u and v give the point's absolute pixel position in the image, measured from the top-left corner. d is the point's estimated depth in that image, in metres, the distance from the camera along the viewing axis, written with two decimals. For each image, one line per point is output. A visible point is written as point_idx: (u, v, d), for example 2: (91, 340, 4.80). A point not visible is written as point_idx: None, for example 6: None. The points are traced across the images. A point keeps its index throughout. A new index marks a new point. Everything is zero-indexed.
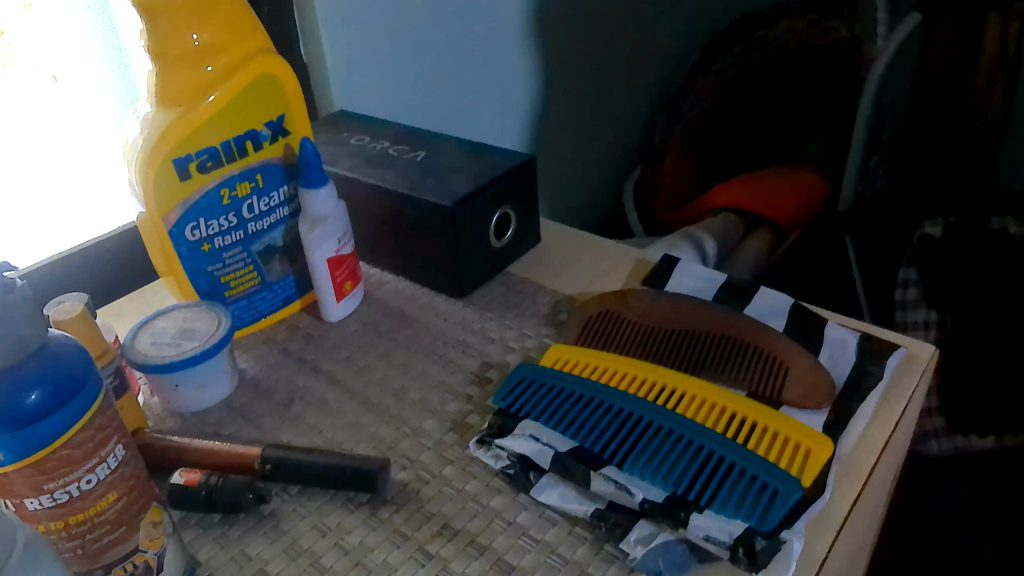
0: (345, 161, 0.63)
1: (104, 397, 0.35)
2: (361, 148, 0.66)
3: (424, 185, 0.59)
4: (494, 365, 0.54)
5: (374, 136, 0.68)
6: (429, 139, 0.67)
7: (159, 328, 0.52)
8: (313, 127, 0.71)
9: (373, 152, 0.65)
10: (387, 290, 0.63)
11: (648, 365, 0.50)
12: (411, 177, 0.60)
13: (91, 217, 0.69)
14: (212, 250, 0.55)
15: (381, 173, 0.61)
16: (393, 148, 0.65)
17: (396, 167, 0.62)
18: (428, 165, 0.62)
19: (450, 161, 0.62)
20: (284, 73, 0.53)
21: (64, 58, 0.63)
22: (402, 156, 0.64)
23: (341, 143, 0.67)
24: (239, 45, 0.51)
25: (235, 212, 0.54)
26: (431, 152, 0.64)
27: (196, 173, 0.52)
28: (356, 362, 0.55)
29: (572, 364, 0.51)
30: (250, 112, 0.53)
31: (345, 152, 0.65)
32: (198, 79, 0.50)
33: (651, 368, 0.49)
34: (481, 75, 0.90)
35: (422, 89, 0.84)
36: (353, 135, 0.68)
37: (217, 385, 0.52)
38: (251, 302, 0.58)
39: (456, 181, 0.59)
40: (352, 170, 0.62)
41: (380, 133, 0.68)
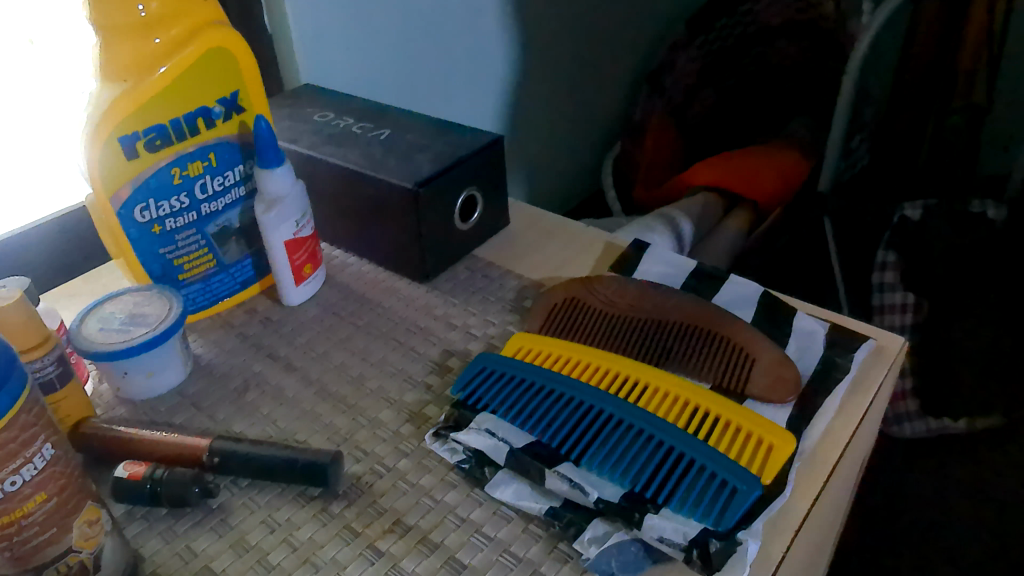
0: (307, 139, 0.61)
1: (30, 393, 0.33)
2: (324, 125, 0.63)
3: (387, 165, 0.57)
4: (456, 353, 0.52)
5: (338, 112, 0.66)
6: (396, 116, 0.65)
7: (108, 313, 0.50)
8: (275, 101, 0.69)
9: (336, 129, 0.63)
10: (350, 272, 0.61)
11: (611, 355, 0.49)
12: (373, 156, 0.58)
13: (26, 203, 0.64)
14: (164, 232, 0.53)
15: (344, 152, 0.59)
16: (357, 126, 0.63)
17: (359, 145, 0.60)
18: (392, 144, 0.60)
19: (415, 140, 0.60)
20: (239, 47, 0.51)
21: (42, 20, 0.60)
22: (365, 133, 0.62)
23: (304, 119, 0.65)
24: (189, 16, 0.48)
25: (187, 192, 0.52)
26: (396, 130, 0.62)
27: (144, 152, 0.49)
28: (314, 348, 0.54)
29: (534, 353, 0.50)
30: (202, 88, 0.50)
31: (307, 129, 0.63)
32: (145, 52, 0.47)
33: (615, 358, 0.48)
34: (455, 48, 0.88)
35: (393, 61, 0.81)
36: (316, 110, 0.66)
37: (168, 371, 0.51)
38: (206, 285, 0.56)
39: (419, 161, 0.57)
40: (313, 148, 0.60)
41: (345, 109, 0.66)
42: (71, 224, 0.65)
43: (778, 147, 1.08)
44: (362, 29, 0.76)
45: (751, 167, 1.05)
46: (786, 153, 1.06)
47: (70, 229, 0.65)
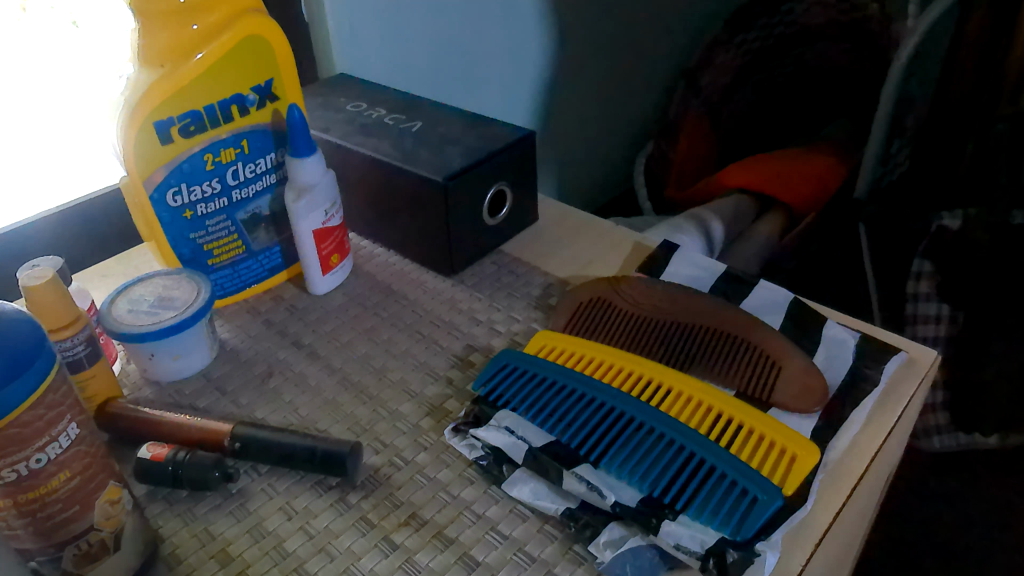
0: (339, 128, 0.61)
1: (58, 372, 0.34)
2: (356, 115, 0.64)
3: (418, 158, 0.57)
4: (479, 349, 0.52)
5: (371, 103, 0.66)
6: (428, 109, 0.65)
7: (138, 295, 0.51)
8: (308, 90, 0.69)
9: (368, 120, 0.63)
10: (377, 263, 0.61)
11: (635, 356, 0.48)
12: (404, 148, 0.58)
13: (47, 189, 0.65)
14: (194, 217, 0.53)
15: (375, 143, 0.59)
16: (388, 117, 0.63)
17: (391, 137, 0.60)
18: (423, 136, 0.60)
19: (447, 134, 0.60)
20: (275, 36, 0.51)
21: (87, 3, 0.61)
22: (397, 125, 0.62)
23: (337, 108, 0.65)
24: (227, 4, 0.49)
25: (219, 178, 0.52)
26: (428, 122, 0.62)
27: (178, 137, 0.50)
28: (338, 337, 0.54)
29: (558, 352, 0.50)
30: (237, 75, 0.51)
31: (338, 118, 0.63)
32: (184, 38, 0.48)
33: (639, 361, 0.48)
34: (489, 42, 0.87)
35: (428, 55, 0.81)
36: (349, 101, 0.66)
37: (195, 355, 0.51)
38: (235, 271, 0.57)
39: (450, 155, 0.57)
40: (345, 138, 0.60)
41: (377, 100, 0.66)
42: (105, 206, 0.66)
43: (816, 150, 1.06)
44: (397, 20, 0.76)
45: (787, 170, 1.03)
46: (822, 157, 1.04)
47: (96, 212, 0.65)
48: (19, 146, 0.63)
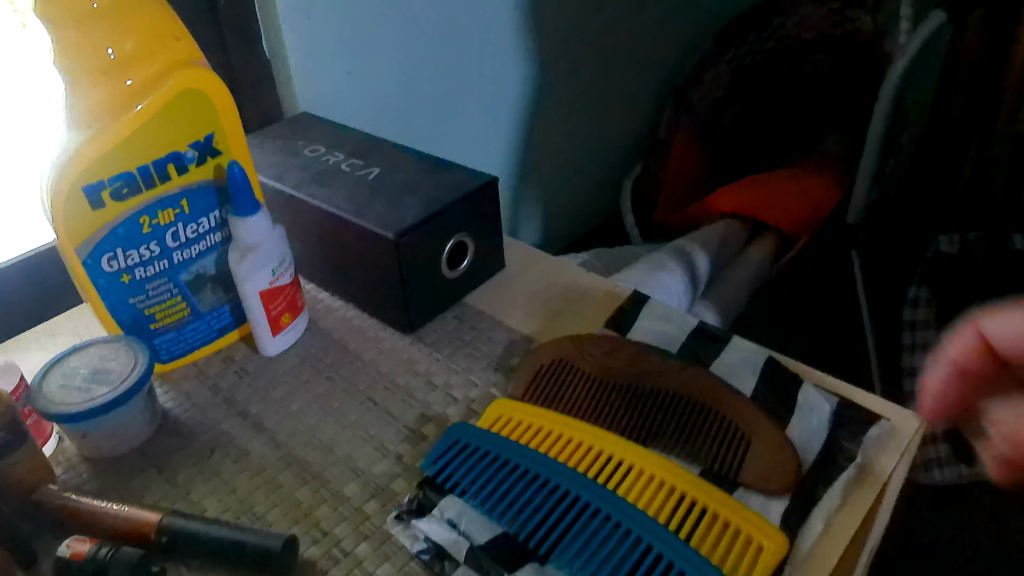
0: (293, 176, 0.59)
1: None
2: (313, 160, 0.61)
3: (371, 210, 0.54)
4: (432, 419, 0.49)
5: (329, 146, 0.63)
6: (388, 152, 0.62)
7: (71, 368, 0.48)
8: (266, 132, 0.66)
9: (324, 166, 0.60)
10: (334, 318, 0.59)
11: (595, 429, 0.46)
12: (357, 199, 0.55)
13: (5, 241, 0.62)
14: (133, 281, 0.50)
15: (328, 192, 0.56)
16: (346, 162, 0.60)
17: (345, 186, 0.57)
18: (380, 184, 0.57)
19: (406, 181, 0.57)
20: (215, 87, 0.48)
21: None
22: (354, 172, 0.59)
23: (294, 153, 0.62)
24: (162, 56, 0.46)
25: (157, 241, 0.50)
26: (387, 168, 0.59)
27: (110, 201, 0.47)
28: (285, 406, 0.51)
29: (514, 424, 0.47)
30: (173, 132, 0.48)
31: (294, 164, 0.60)
32: (115, 96, 0.45)
33: (599, 434, 0.45)
34: (462, 69, 0.84)
35: (400, 90, 0.79)
36: (307, 144, 0.63)
37: (131, 429, 0.49)
38: (180, 334, 0.54)
39: (406, 206, 0.54)
40: (297, 188, 0.57)
41: (337, 143, 0.63)
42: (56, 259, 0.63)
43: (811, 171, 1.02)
44: (365, 55, 0.74)
45: (778, 190, 1.00)
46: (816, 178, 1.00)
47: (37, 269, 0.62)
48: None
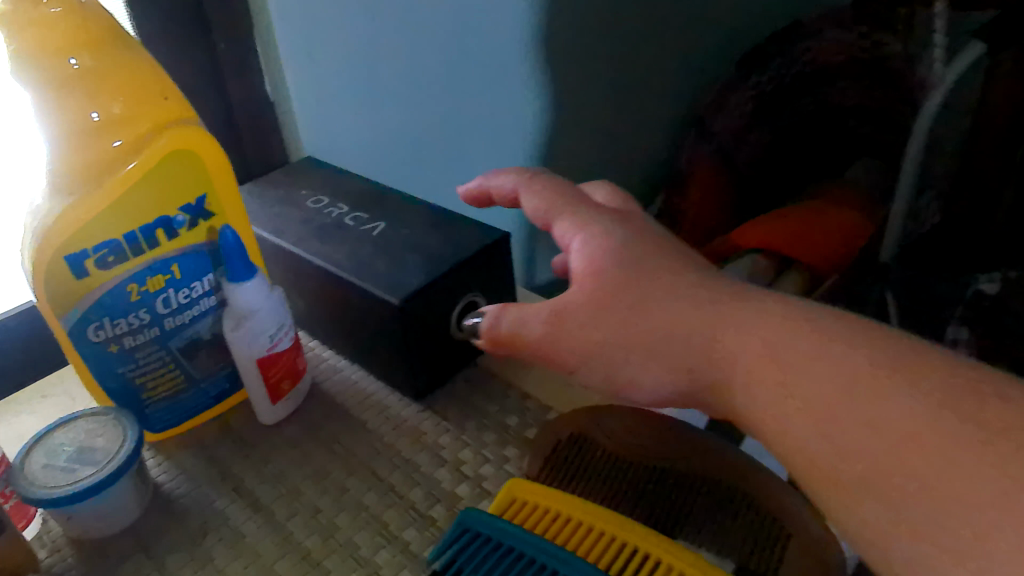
0: (293, 231, 0.55)
1: None
2: (315, 213, 0.57)
3: (374, 271, 0.50)
4: (442, 499, 0.46)
5: (333, 197, 0.60)
6: (394, 203, 0.58)
7: (57, 445, 0.45)
8: (267, 180, 0.63)
9: (326, 220, 0.56)
10: (339, 380, 0.55)
11: (619, 516, 0.42)
12: (360, 258, 0.51)
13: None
14: (122, 351, 0.47)
15: (330, 250, 0.53)
16: (350, 216, 0.57)
17: (348, 243, 0.53)
18: (384, 242, 0.53)
19: (412, 238, 0.53)
20: (206, 147, 0.46)
21: None
22: (358, 226, 0.55)
23: (296, 204, 0.59)
24: (150, 118, 0.44)
25: (147, 308, 0.46)
26: (392, 223, 0.55)
27: (95, 270, 0.44)
28: (285, 482, 0.48)
29: (531, 507, 0.43)
30: (163, 196, 0.45)
31: (294, 219, 0.57)
32: (101, 162, 0.43)
33: (623, 523, 0.41)
34: (464, 114, 0.64)
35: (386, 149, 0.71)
36: (310, 193, 0.60)
37: (119, 512, 0.45)
38: (174, 404, 0.51)
39: (409, 266, 0.50)
40: (298, 245, 0.54)
41: (341, 192, 0.60)
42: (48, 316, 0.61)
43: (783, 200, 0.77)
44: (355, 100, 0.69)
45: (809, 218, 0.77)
46: None
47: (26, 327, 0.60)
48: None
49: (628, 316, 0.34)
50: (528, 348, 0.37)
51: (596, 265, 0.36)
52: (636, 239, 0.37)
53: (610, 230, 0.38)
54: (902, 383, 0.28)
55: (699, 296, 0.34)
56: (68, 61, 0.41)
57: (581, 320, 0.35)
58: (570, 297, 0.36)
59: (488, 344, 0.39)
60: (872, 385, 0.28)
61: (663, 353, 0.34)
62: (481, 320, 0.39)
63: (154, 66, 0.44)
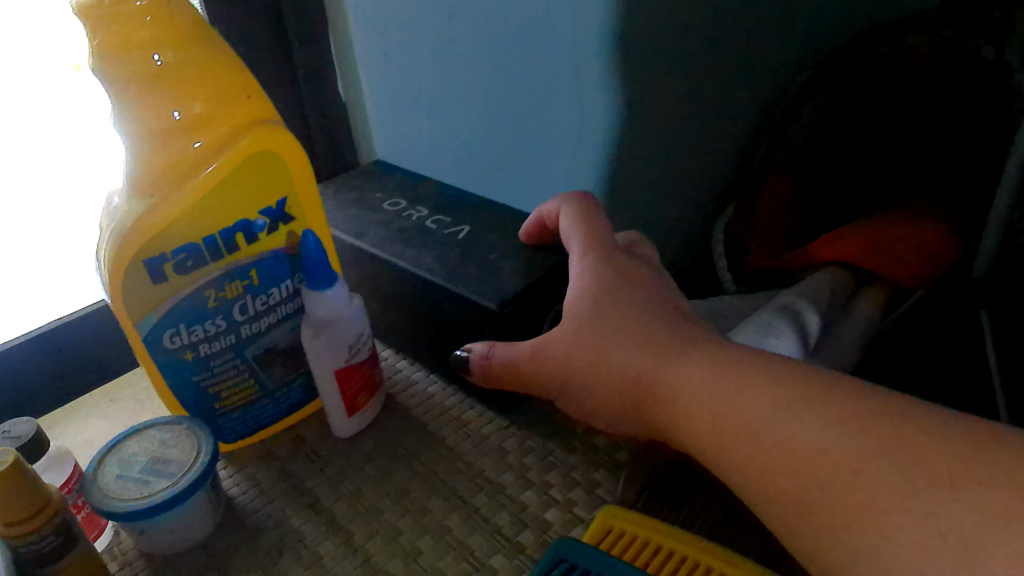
0: (374, 234, 0.53)
1: None
2: (394, 216, 0.55)
3: (466, 276, 0.48)
4: (530, 525, 0.43)
5: (410, 201, 0.57)
6: (477, 208, 0.56)
7: (129, 455, 0.43)
8: (339, 183, 0.61)
9: (407, 224, 0.54)
10: (415, 395, 0.53)
11: (724, 551, 0.39)
12: (449, 262, 0.49)
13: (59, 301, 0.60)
14: (198, 359, 0.45)
15: (415, 254, 0.50)
16: (432, 219, 0.55)
17: (433, 247, 0.51)
18: (471, 246, 0.51)
19: (500, 243, 0.51)
20: (289, 147, 0.43)
21: None
22: (441, 230, 0.53)
23: (372, 207, 0.57)
24: (232, 116, 0.41)
25: (224, 315, 0.44)
26: (478, 228, 0.53)
27: (174, 274, 0.42)
28: (364, 500, 0.46)
29: (627, 538, 0.40)
30: (244, 199, 0.43)
31: (373, 222, 0.55)
32: (182, 161, 0.40)
33: (730, 559, 0.38)
34: (533, 124, 0.64)
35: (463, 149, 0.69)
36: (386, 197, 0.58)
37: (192, 527, 0.43)
38: (247, 414, 0.49)
39: (502, 272, 0.48)
40: (380, 248, 0.51)
41: (418, 197, 0.58)
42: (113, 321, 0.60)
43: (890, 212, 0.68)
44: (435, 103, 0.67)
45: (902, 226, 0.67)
46: None
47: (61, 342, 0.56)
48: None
49: (593, 352, 0.39)
50: (504, 379, 0.43)
51: (574, 306, 0.41)
52: (617, 278, 0.41)
53: (600, 266, 0.42)
54: (801, 407, 0.31)
55: (640, 336, 0.38)
56: (151, 57, 0.38)
57: (557, 355, 0.40)
58: (550, 336, 0.41)
59: (477, 377, 0.45)
60: (778, 411, 0.32)
61: (630, 372, 0.38)
62: (467, 355, 0.45)
63: (236, 60, 0.41)
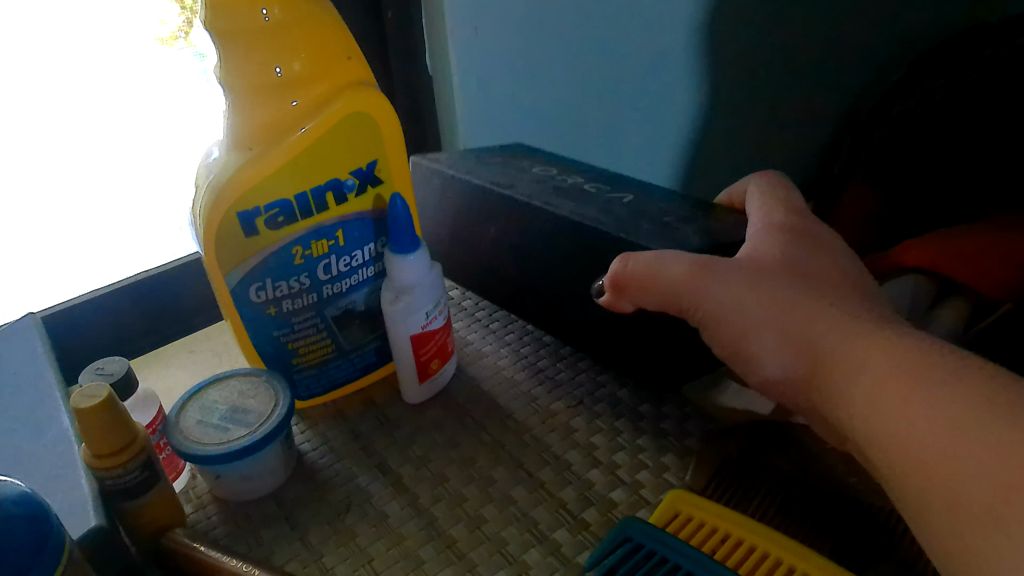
0: (526, 187, 0.50)
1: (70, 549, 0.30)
2: (548, 178, 0.52)
3: (639, 229, 0.44)
4: (596, 502, 0.43)
5: (562, 170, 0.54)
6: (632, 181, 0.52)
7: (210, 402, 0.45)
8: (482, 154, 0.59)
9: (562, 184, 0.51)
10: (484, 367, 0.54)
11: (790, 542, 0.38)
12: (617, 216, 0.46)
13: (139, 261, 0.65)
14: (280, 314, 0.46)
15: (574, 206, 0.47)
16: (588, 185, 0.51)
17: (594, 202, 0.48)
18: (638, 207, 0.47)
19: (671, 210, 0.47)
20: (383, 110, 0.44)
21: None
22: (601, 193, 0.50)
23: (523, 169, 0.54)
24: (332, 75, 0.42)
25: (309, 273, 0.45)
26: (643, 196, 0.49)
27: (264, 229, 0.43)
28: (430, 465, 0.46)
29: (695, 524, 0.40)
30: (337, 158, 0.43)
31: (524, 180, 0.52)
32: (281, 117, 0.41)
33: (795, 550, 0.37)
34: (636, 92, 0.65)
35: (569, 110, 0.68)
36: (536, 165, 0.55)
37: (264, 476, 0.44)
38: (322, 373, 0.50)
39: (680, 232, 0.44)
40: (534, 198, 0.48)
41: (569, 168, 0.55)
42: (192, 276, 0.63)
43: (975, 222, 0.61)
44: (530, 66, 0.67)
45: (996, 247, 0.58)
46: None
47: (151, 296, 0.61)
48: (92, 201, 0.64)
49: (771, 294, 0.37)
50: (653, 296, 0.40)
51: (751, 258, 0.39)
52: (798, 245, 0.40)
53: (781, 237, 0.41)
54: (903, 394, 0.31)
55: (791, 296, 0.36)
56: (260, 12, 0.39)
57: (731, 279, 0.38)
58: (722, 261, 0.38)
59: (612, 292, 0.42)
60: None
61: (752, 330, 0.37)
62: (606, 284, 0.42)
63: (341, 20, 0.42)
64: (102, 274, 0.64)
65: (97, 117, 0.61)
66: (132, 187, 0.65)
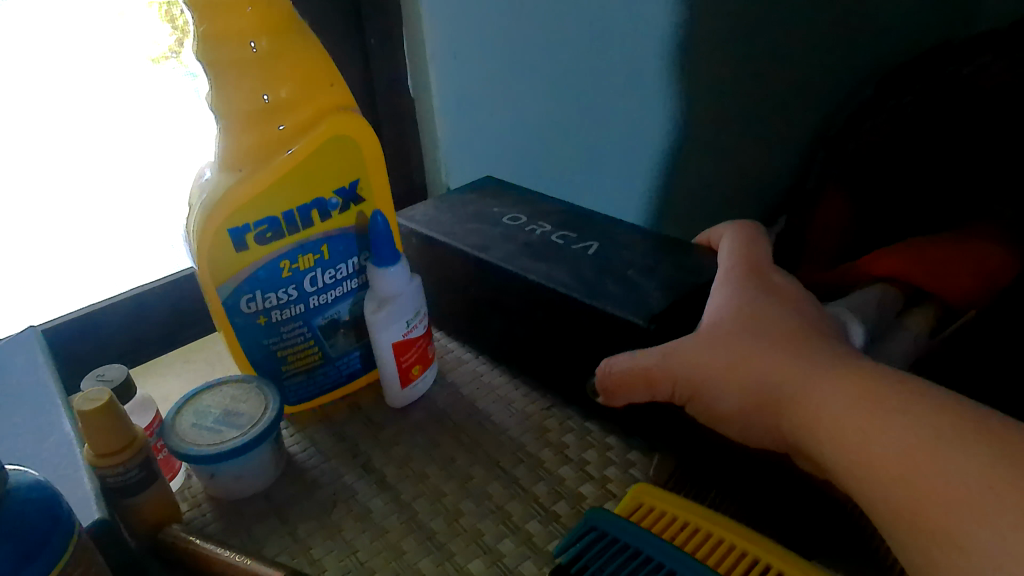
0: (499, 247, 0.52)
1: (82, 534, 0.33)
2: (518, 232, 0.54)
3: (605, 291, 0.46)
4: (566, 496, 0.46)
5: (531, 217, 0.57)
6: (601, 225, 0.55)
7: (204, 407, 0.48)
8: (456, 197, 0.61)
9: (533, 239, 0.53)
10: (463, 372, 0.57)
11: (729, 521, 0.41)
12: (585, 278, 0.48)
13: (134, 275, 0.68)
14: (270, 323, 0.49)
15: (546, 267, 0.49)
16: (557, 234, 0.54)
17: (563, 260, 0.50)
18: (606, 262, 0.49)
19: (635, 260, 0.49)
20: (364, 132, 0.47)
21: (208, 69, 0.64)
22: (569, 245, 0.52)
23: (493, 222, 0.56)
24: (316, 101, 0.45)
25: (296, 285, 0.49)
26: (608, 244, 0.52)
27: (254, 244, 0.46)
28: (412, 464, 0.49)
29: (656, 512, 0.43)
30: (321, 178, 0.47)
31: (495, 234, 0.54)
32: (269, 139, 0.45)
33: (733, 527, 0.41)
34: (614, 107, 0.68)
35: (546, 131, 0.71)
36: (507, 213, 0.58)
37: (256, 475, 0.47)
38: (310, 378, 0.53)
39: (645, 288, 0.46)
40: (506, 261, 0.50)
41: (537, 213, 0.58)
42: (188, 288, 0.66)
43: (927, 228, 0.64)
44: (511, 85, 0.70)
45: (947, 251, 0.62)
46: None
47: (149, 303, 0.64)
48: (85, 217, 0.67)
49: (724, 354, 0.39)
50: (640, 390, 0.42)
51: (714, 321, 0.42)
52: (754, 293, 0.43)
53: (744, 290, 0.43)
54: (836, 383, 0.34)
55: None
56: (249, 44, 0.42)
57: (694, 359, 0.40)
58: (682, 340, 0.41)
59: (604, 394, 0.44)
60: None
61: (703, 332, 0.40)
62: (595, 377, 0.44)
63: (324, 50, 0.46)
64: (99, 289, 0.67)
65: (81, 133, 0.64)
66: (125, 203, 0.68)
